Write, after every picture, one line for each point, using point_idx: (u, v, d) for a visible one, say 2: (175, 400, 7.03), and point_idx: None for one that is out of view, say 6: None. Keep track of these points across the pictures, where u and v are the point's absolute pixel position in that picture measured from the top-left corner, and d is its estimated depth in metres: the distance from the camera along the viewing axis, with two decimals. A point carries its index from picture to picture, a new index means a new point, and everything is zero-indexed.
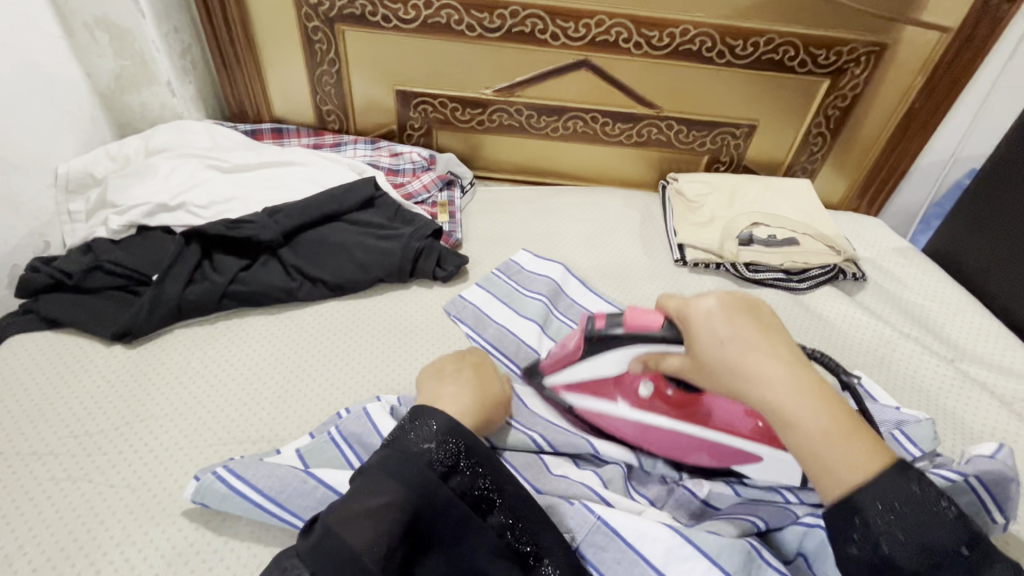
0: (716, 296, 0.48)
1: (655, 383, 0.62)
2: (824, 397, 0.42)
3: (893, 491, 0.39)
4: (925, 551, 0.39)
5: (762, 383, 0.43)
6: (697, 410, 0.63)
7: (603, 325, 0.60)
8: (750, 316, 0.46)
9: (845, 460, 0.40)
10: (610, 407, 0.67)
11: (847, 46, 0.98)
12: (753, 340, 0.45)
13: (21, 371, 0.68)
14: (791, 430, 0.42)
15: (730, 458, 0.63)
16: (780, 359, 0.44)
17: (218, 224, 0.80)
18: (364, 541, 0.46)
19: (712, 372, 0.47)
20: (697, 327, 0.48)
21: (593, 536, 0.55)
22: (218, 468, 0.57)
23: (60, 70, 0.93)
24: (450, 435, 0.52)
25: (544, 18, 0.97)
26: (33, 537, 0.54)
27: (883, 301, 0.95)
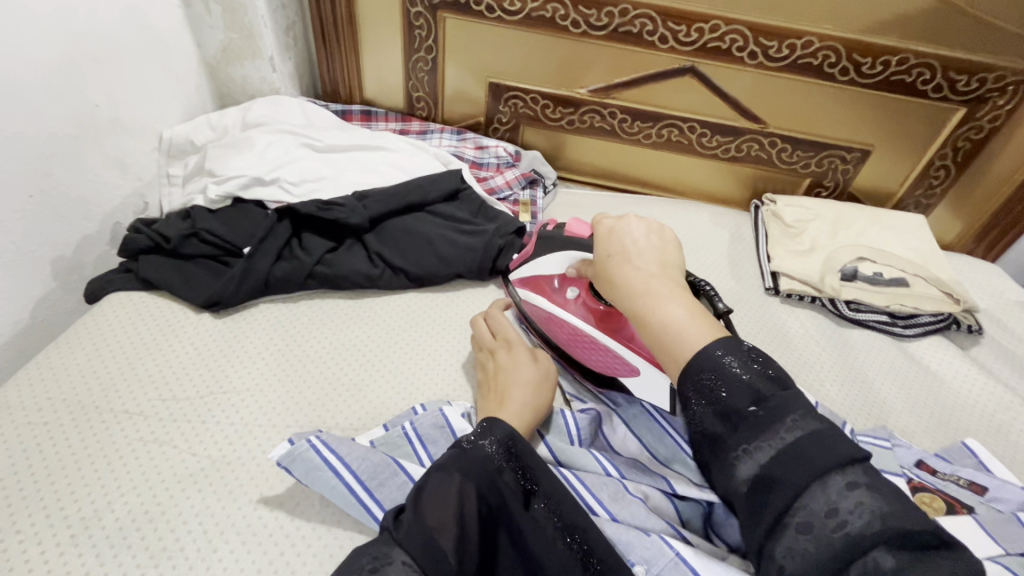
0: (639, 221, 0.62)
1: (585, 288, 0.75)
2: (682, 298, 0.53)
3: (705, 362, 0.47)
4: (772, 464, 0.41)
5: (630, 279, 0.56)
6: (613, 324, 0.72)
7: (557, 235, 0.77)
8: (652, 239, 0.60)
9: (687, 339, 0.49)
10: (546, 305, 0.76)
11: (993, 73, 0.88)
12: (635, 253, 0.58)
13: (118, 328, 0.71)
14: (650, 319, 0.53)
15: (620, 368, 0.70)
16: (650, 269, 0.56)
17: (311, 204, 0.81)
18: (445, 524, 0.45)
19: (602, 272, 0.60)
20: (600, 240, 0.62)
21: (669, 572, 0.50)
22: (312, 436, 0.57)
23: (174, 37, 0.95)
24: (504, 435, 0.53)
25: (655, 19, 0.92)
26: (121, 495, 0.55)
27: (1001, 360, 0.86)
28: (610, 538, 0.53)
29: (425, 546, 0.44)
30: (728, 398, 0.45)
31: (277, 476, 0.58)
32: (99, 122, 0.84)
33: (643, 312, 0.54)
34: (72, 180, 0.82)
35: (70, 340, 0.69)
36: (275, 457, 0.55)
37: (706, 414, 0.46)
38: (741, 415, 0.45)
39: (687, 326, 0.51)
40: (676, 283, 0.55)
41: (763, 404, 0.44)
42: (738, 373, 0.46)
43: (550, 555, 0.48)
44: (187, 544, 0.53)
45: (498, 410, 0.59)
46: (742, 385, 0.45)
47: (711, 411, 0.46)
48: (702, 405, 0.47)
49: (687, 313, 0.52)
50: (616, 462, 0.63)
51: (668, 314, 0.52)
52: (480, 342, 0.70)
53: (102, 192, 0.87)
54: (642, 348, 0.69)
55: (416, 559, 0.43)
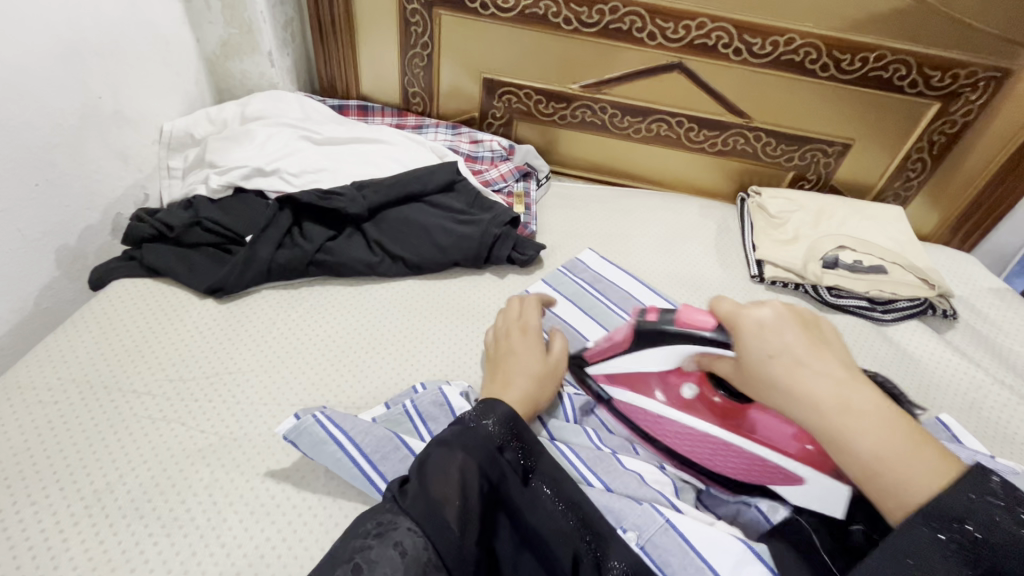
0: (771, 305, 0.49)
1: (699, 380, 0.62)
2: (885, 418, 0.43)
3: (946, 501, 0.39)
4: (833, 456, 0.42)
5: (815, 398, 0.44)
6: (743, 420, 0.60)
7: (654, 319, 0.58)
8: (803, 329, 0.47)
9: (911, 479, 0.41)
10: (652, 405, 0.64)
11: (965, 69, 0.92)
12: (806, 356, 0.45)
13: (123, 313, 0.73)
14: (845, 448, 0.43)
15: (774, 479, 0.56)
16: (832, 373, 0.45)
17: (311, 194, 0.83)
18: (448, 496, 0.48)
19: (766, 384, 0.47)
20: (749, 339, 0.48)
21: (659, 536, 0.53)
22: (317, 412, 0.59)
23: (174, 32, 0.97)
24: (506, 414, 0.55)
25: (644, 16, 0.96)
26: (132, 469, 0.57)
27: (974, 342, 0.90)
28: (602, 507, 0.56)
29: (429, 515, 0.47)
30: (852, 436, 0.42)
31: (282, 451, 0.60)
32: (102, 113, 0.86)
33: (833, 439, 0.43)
34: (76, 170, 0.83)
35: (78, 323, 0.71)
36: (282, 432, 0.57)
37: (943, 562, 0.38)
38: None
39: (903, 459, 0.41)
40: (870, 392, 0.44)
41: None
42: (982, 519, 0.38)
43: (547, 526, 0.51)
44: (197, 514, 0.55)
45: (502, 394, 0.60)
46: (999, 537, 0.38)
47: (958, 559, 0.38)
48: (934, 538, 0.39)
49: (893, 439, 0.42)
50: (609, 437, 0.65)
51: (865, 441, 0.42)
52: (493, 328, 0.70)
53: (105, 183, 0.89)
54: (791, 449, 0.56)
55: (419, 526, 0.46)
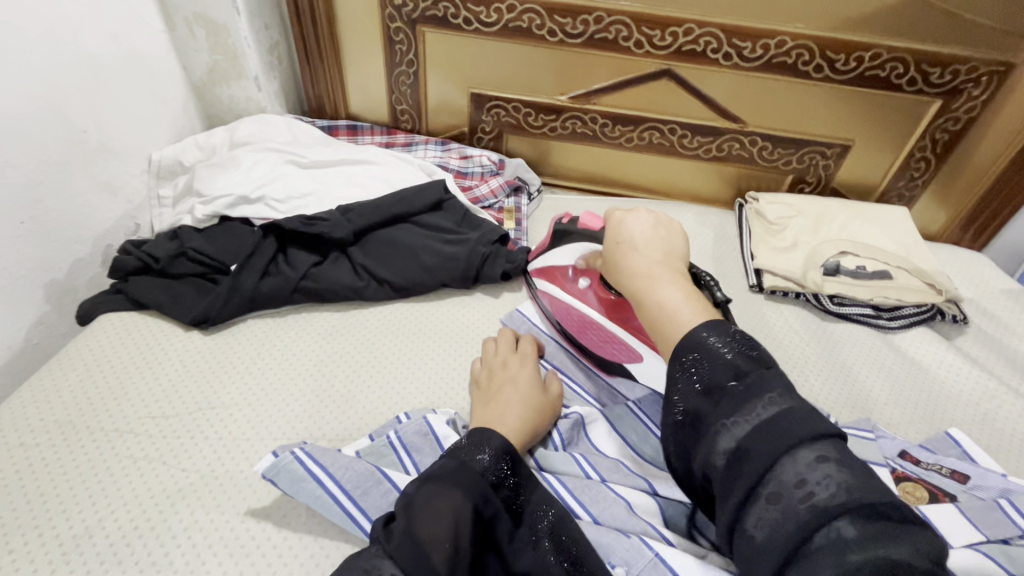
0: (643, 212, 0.64)
1: (595, 279, 0.76)
2: (680, 284, 0.54)
3: (693, 337, 0.48)
4: (705, 390, 0.45)
5: (633, 268, 0.58)
6: (623, 313, 0.73)
7: (567, 222, 0.81)
8: (656, 231, 0.62)
9: (682, 319, 0.50)
10: (559, 291, 0.79)
11: (966, 64, 0.88)
12: (640, 243, 0.60)
13: (108, 348, 0.72)
14: (647, 302, 0.54)
15: (626, 355, 0.72)
16: (655, 259, 0.58)
17: (294, 220, 0.82)
18: (438, 537, 0.46)
19: (610, 258, 0.62)
20: (610, 229, 0.64)
21: (648, 573, 0.51)
22: (297, 447, 0.58)
23: (160, 62, 0.98)
24: (501, 447, 0.54)
25: (630, 25, 0.94)
26: (112, 513, 0.57)
27: (987, 349, 0.86)
28: (591, 541, 0.54)
29: (417, 560, 0.44)
30: (709, 372, 0.45)
31: (264, 489, 0.59)
32: (87, 146, 0.86)
33: (638, 293, 0.56)
34: (63, 205, 0.84)
35: (62, 362, 0.70)
36: (260, 470, 0.56)
37: (687, 393, 0.46)
38: (723, 390, 0.44)
39: (682, 307, 0.52)
40: (676, 271, 0.57)
41: (744, 380, 0.43)
42: (718, 350, 0.46)
43: (536, 568, 0.49)
44: (175, 558, 0.54)
45: (496, 420, 0.60)
46: (724, 362, 0.45)
47: (697, 391, 0.45)
48: (686, 381, 0.46)
49: (681, 296, 0.53)
50: (597, 463, 0.63)
51: (663, 295, 0.53)
52: (485, 356, 0.71)
53: (93, 216, 0.89)
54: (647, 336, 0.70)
55: (405, 572, 0.44)
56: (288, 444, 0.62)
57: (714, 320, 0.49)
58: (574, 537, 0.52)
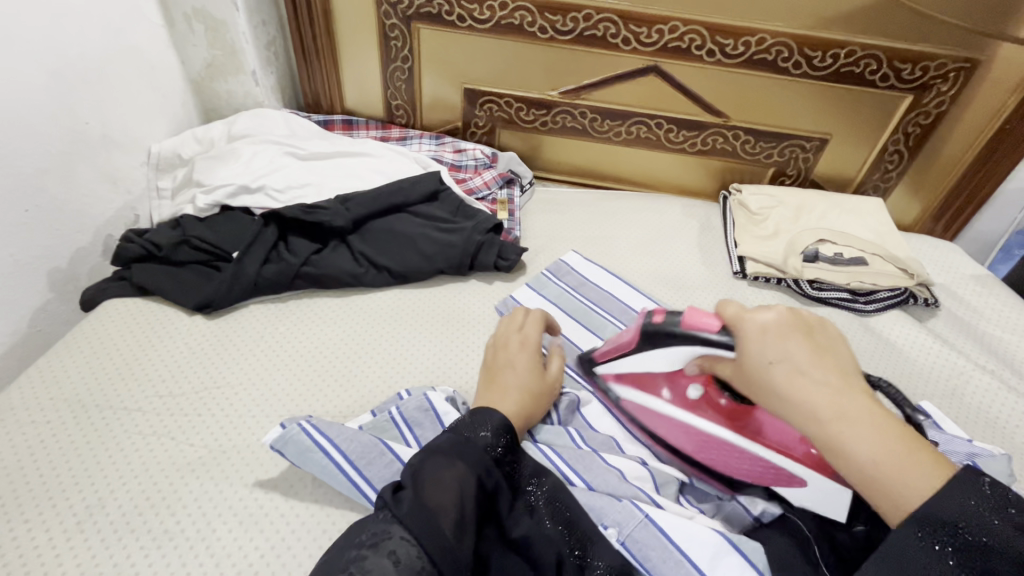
0: (773, 310, 0.51)
1: (706, 384, 0.64)
2: (882, 424, 0.44)
3: (945, 510, 0.41)
4: (966, 570, 0.39)
5: (813, 408, 0.46)
6: (747, 422, 0.62)
7: (660, 320, 0.62)
8: (807, 338, 0.48)
9: (908, 483, 0.42)
10: (654, 403, 0.67)
11: (935, 61, 0.93)
12: (808, 368, 0.47)
13: (113, 332, 0.74)
14: (840, 454, 0.45)
15: (776, 481, 0.59)
16: (830, 380, 0.46)
17: (295, 209, 0.85)
18: (445, 505, 0.48)
19: (762, 386, 0.49)
20: (747, 342, 0.51)
21: (639, 532, 0.54)
22: (302, 421, 0.60)
23: (159, 57, 0.99)
24: (501, 425, 0.57)
25: (617, 22, 0.98)
26: (123, 485, 0.59)
27: (957, 330, 0.91)
28: (584, 505, 0.57)
29: (425, 525, 0.46)
30: (973, 540, 0.39)
31: (270, 462, 0.62)
32: (89, 138, 0.88)
33: (828, 441, 0.45)
34: (66, 196, 0.85)
35: (69, 345, 0.72)
36: (269, 441, 0.58)
37: (939, 565, 0.40)
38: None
39: (902, 465, 0.43)
40: (864, 400, 0.46)
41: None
42: (986, 521, 0.40)
43: (533, 532, 0.52)
44: (187, 526, 0.56)
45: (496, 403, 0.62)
46: (994, 542, 0.39)
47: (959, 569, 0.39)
48: (929, 550, 0.40)
49: (894, 447, 0.44)
50: (589, 436, 0.66)
51: (864, 452, 0.44)
52: (490, 339, 0.72)
53: (95, 207, 0.91)
54: (796, 451, 0.59)
55: (414, 535, 0.46)
56: (294, 417, 0.64)
57: (955, 489, 0.41)
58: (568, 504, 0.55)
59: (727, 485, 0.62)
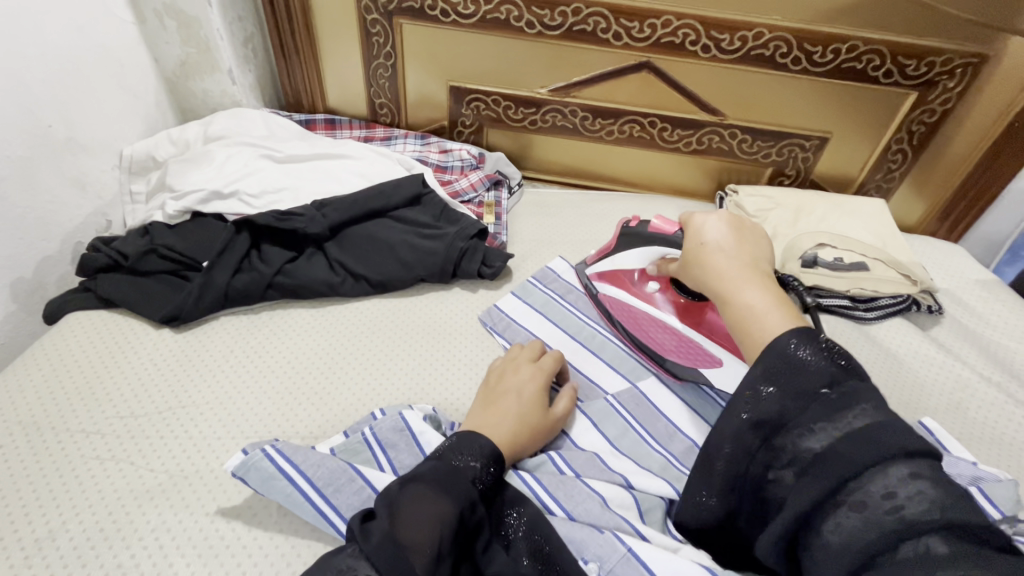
0: (719, 215, 0.63)
1: (665, 282, 0.77)
2: (767, 287, 0.55)
3: (779, 343, 0.48)
4: (795, 396, 0.45)
5: (722, 268, 0.58)
6: (697, 317, 0.74)
7: (636, 225, 0.79)
8: (734, 231, 0.61)
9: (768, 323, 0.51)
10: (624, 294, 0.80)
11: (941, 56, 0.89)
12: (727, 245, 0.60)
13: (76, 348, 0.71)
14: (732, 302, 0.55)
15: (701, 362, 0.70)
16: (740, 259, 0.58)
17: (268, 215, 0.81)
18: (421, 542, 0.45)
19: (693, 264, 0.62)
20: (690, 233, 0.64)
21: (621, 568, 0.51)
22: (267, 445, 0.57)
23: (129, 55, 0.95)
24: (489, 454, 0.54)
25: (608, 17, 0.93)
26: (77, 514, 0.55)
27: (961, 338, 0.87)
28: (563, 537, 0.53)
29: (395, 564, 0.44)
30: (801, 378, 0.46)
31: (234, 488, 0.58)
32: (54, 141, 0.84)
33: (728, 296, 0.56)
34: (29, 202, 0.82)
35: (30, 361, 0.69)
36: (230, 468, 0.55)
37: (773, 399, 0.46)
38: (814, 396, 0.45)
39: (768, 311, 0.52)
40: (765, 276, 0.57)
41: (836, 387, 0.44)
42: (805, 358, 0.46)
43: (511, 571, 0.49)
44: (142, 560, 0.53)
45: (488, 429, 0.58)
46: (815, 370, 0.46)
47: (778, 394, 0.46)
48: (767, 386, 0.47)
49: (767, 300, 0.53)
50: (572, 458, 0.63)
51: (750, 299, 0.54)
52: (500, 361, 0.69)
53: (61, 213, 0.87)
54: (723, 340, 0.70)
55: (382, 574, 0.43)
56: (262, 441, 0.61)
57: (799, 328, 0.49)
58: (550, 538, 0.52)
59: (660, 364, 0.74)
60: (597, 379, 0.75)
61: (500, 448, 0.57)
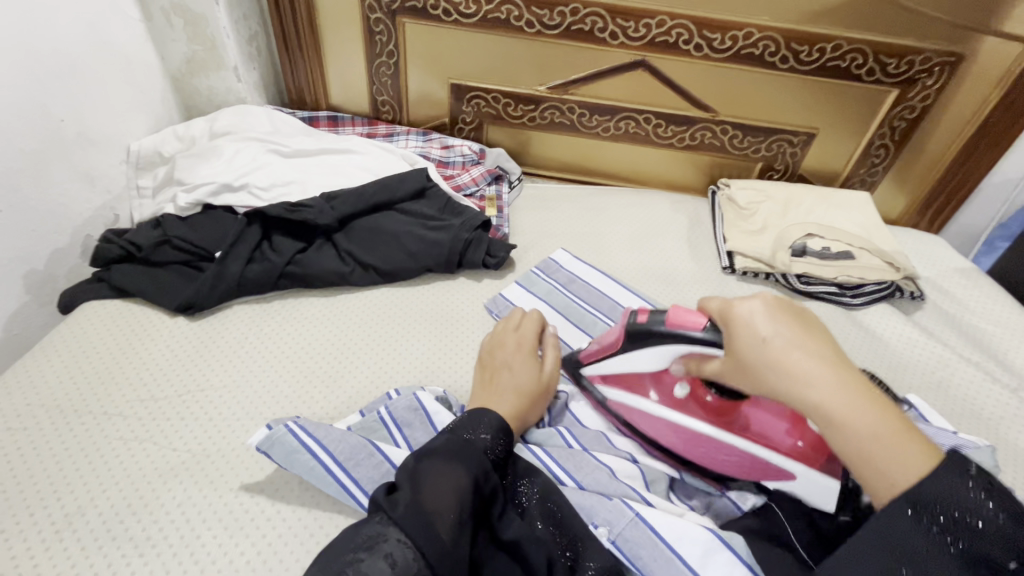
0: (758, 296, 0.51)
1: (693, 383, 0.62)
2: (869, 399, 0.45)
3: (935, 493, 0.40)
4: (964, 559, 0.40)
5: (808, 379, 0.46)
6: (737, 418, 0.60)
7: (645, 321, 0.60)
8: (796, 321, 0.49)
9: (897, 467, 0.42)
10: (642, 403, 0.64)
11: (920, 55, 0.94)
12: (797, 340, 0.47)
13: (93, 336, 0.72)
14: (839, 434, 0.44)
15: (765, 475, 0.58)
16: (821, 360, 0.46)
17: (279, 207, 0.83)
18: (442, 508, 0.48)
19: (759, 372, 0.49)
20: (744, 328, 0.49)
21: (629, 531, 0.54)
22: (289, 421, 0.59)
23: (137, 52, 0.97)
24: (498, 427, 0.57)
25: (605, 16, 0.97)
26: (104, 491, 0.57)
27: (943, 322, 0.92)
28: (575, 505, 0.56)
29: (422, 527, 0.46)
30: (975, 542, 0.40)
31: (256, 465, 0.61)
32: (65, 135, 0.86)
33: (825, 418, 0.45)
34: (41, 194, 0.83)
35: (48, 348, 0.70)
36: (255, 443, 0.57)
37: (936, 559, 0.40)
38: (998, 567, 0.39)
39: (895, 443, 0.43)
40: (857, 379, 0.46)
41: (1021, 557, 0.39)
42: (982, 512, 0.40)
43: (526, 535, 0.52)
44: (170, 532, 0.55)
45: (490, 405, 0.61)
46: (992, 530, 0.39)
47: (958, 554, 0.40)
48: (927, 534, 0.40)
49: (883, 422, 0.44)
50: (580, 434, 0.66)
51: (862, 428, 0.44)
52: (486, 342, 0.71)
53: (72, 206, 0.88)
54: (783, 445, 0.58)
55: (410, 536, 0.45)
56: (282, 419, 0.63)
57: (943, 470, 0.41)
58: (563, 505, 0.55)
59: (716, 480, 0.62)
60: None
61: (506, 420, 0.59)
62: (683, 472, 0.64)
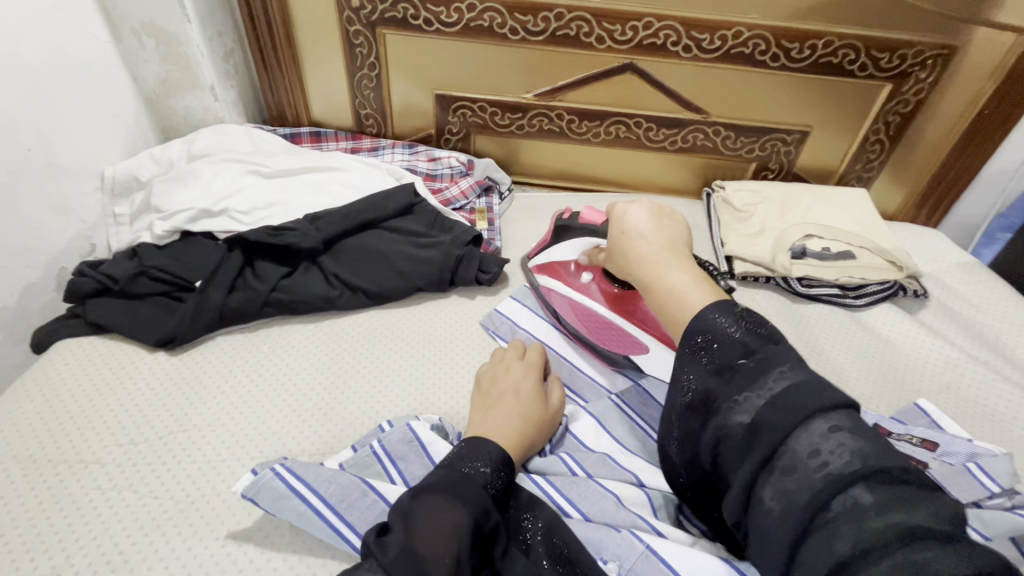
0: (642, 203, 0.63)
1: (598, 273, 0.79)
2: (685, 266, 0.55)
3: (702, 321, 0.48)
4: (715, 369, 0.45)
5: (640, 251, 0.59)
6: (628, 306, 0.77)
7: (568, 217, 0.83)
8: (656, 219, 0.61)
9: (690, 302, 0.51)
10: (563, 286, 0.81)
11: (913, 48, 0.92)
12: (646, 229, 0.60)
13: (68, 377, 0.69)
14: (657, 288, 0.54)
15: (633, 349, 0.74)
16: (659, 244, 0.59)
17: (260, 231, 0.80)
18: (439, 552, 0.44)
19: (617, 252, 0.62)
20: (613, 221, 0.64)
21: (640, 566, 0.51)
22: (276, 464, 0.56)
23: (107, 74, 0.93)
24: (499, 459, 0.54)
25: (590, 21, 0.94)
26: (81, 548, 0.54)
27: (948, 320, 0.90)
28: (581, 538, 0.54)
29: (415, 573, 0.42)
30: (720, 349, 0.46)
31: (243, 510, 0.57)
32: (33, 165, 0.82)
33: (654, 283, 0.55)
34: (10, 228, 0.79)
35: (21, 392, 0.67)
36: (239, 489, 0.54)
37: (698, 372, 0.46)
38: (734, 367, 0.44)
39: (691, 290, 0.52)
40: (681, 255, 0.57)
41: (753, 356, 0.44)
42: (725, 329, 0.46)
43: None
44: None
45: (491, 429, 0.58)
46: (732, 340, 0.46)
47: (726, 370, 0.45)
48: (694, 355, 0.47)
49: (689, 279, 0.53)
50: (583, 459, 0.63)
51: (672, 283, 0.53)
52: (490, 363, 0.70)
53: (43, 239, 0.85)
54: (653, 329, 0.74)
55: None
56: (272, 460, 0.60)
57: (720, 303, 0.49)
58: (568, 540, 0.52)
59: (609, 361, 0.76)
60: (599, 379, 0.75)
61: (508, 449, 0.57)
62: (580, 348, 0.78)
